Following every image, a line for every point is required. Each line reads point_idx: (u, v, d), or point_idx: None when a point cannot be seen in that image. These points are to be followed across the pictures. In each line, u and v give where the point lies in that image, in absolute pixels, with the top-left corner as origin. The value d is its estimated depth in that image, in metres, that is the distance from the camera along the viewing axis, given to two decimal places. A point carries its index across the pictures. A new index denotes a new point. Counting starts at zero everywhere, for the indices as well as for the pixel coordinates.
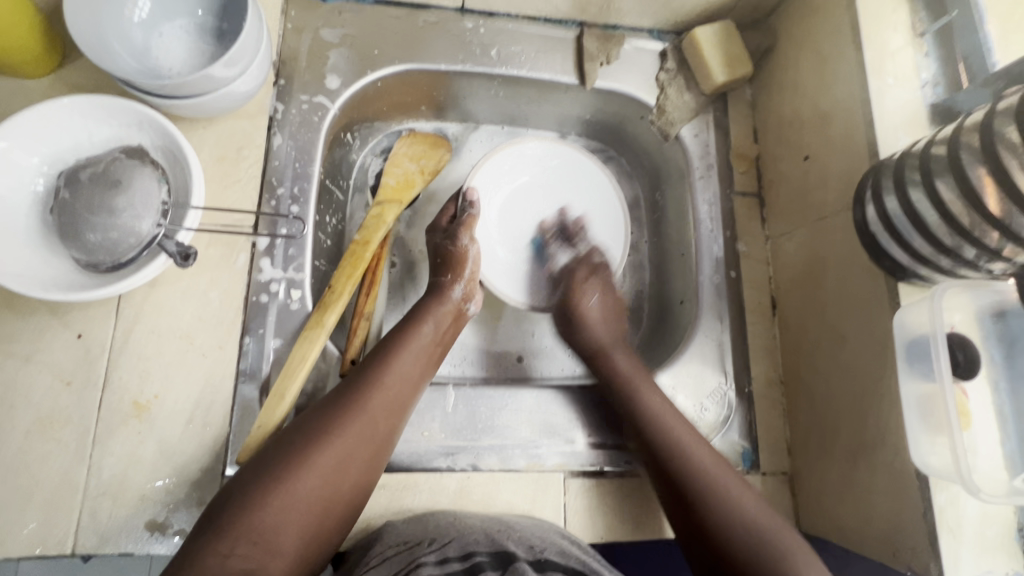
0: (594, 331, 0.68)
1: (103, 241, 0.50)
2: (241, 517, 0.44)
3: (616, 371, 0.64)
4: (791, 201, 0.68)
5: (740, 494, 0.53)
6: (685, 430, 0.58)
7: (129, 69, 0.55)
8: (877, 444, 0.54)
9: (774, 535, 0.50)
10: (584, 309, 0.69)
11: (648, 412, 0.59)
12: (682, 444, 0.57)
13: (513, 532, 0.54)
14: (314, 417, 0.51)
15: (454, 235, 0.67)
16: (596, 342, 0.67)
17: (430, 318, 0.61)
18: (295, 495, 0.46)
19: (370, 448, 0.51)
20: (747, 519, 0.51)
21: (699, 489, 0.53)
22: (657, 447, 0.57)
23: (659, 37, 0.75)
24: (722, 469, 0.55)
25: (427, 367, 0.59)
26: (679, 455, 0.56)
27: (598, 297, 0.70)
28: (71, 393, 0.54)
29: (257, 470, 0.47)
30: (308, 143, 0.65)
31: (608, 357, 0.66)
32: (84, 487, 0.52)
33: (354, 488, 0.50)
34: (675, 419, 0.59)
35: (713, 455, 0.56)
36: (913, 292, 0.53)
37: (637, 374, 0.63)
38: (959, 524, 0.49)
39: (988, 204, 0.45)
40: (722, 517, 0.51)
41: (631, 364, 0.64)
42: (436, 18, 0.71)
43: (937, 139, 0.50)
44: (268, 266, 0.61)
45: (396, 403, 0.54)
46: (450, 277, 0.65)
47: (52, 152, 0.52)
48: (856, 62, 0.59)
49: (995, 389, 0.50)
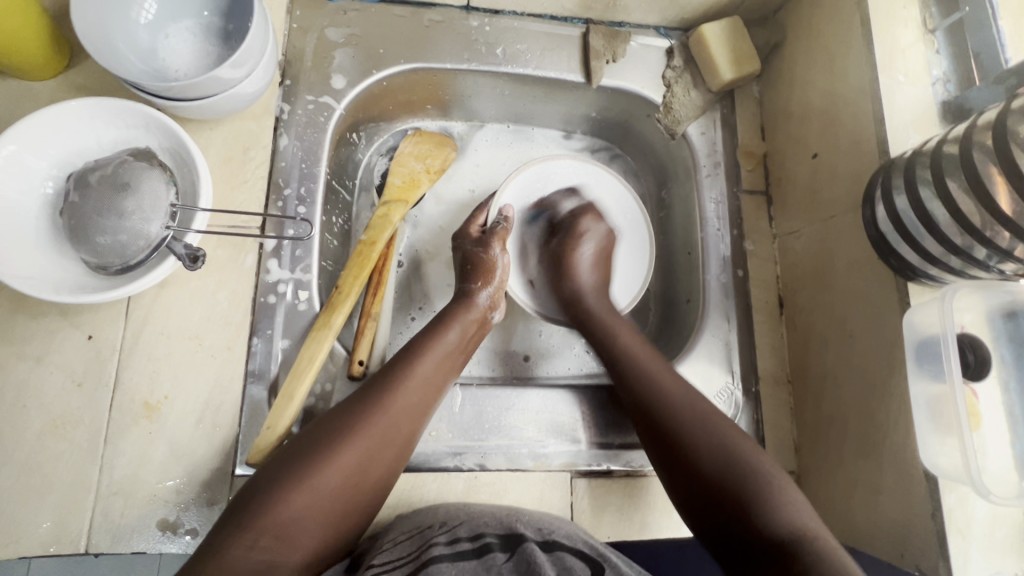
0: (578, 278, 0.69)
1: (113, 244, 0.50)
2: (264, 511, 0.45)
3: (591, 318, 0.66)
4: (799, 200, 0.67)
5: (720, 430, 0.53)
6: (664, 374, 0.58)
7: (136, 71, 0.55)
8: (885, 444, 0.54)
9: (754, 468, 0.50)
10: (578, 255, 0.70)
11: (627, 358, 0.60)
12: (661, 386, 0.57)
13: (522, 517, 0.55)
14: (340, 417, 0.51)
15: (485, 244, 0.67)
16: (579, 289, 0.69)
17: (456, 324, 0.61)
18: (318, 492, 0.47)
19: (392, 449, 0.52)
20: (726, 454, 0.51)
21: (677, 430, 0.53)
22: (636, 390, 0.57)
23: (666, 34, 0.75)
24: (704, 408, 0.55)
25: (450, 372, 0.59)
26: (656, 396, 0.56)
27: (594, 246, 0.71)
28: (83, 393, 0.54)
29: (282, 466, 0.48)
30: (315, 143, 0.65)
31: (581, 307, 0.68)
32: (96, 486, 0.53)
33: (375, 487, 0.50)
34: (653, 362, 0.59)
35: (690, 394, 0.56)
36: (923, 292, 0.52)
37: (613, 325, 0.64)
38: (967, 525, 0.49)
39: (998, 201, 0.44)
40: (701, 452, 0.51)
41: (603, 313, 0.66)
42: (442, 16, 0.70)
43: (949, 137, 0.49)
44: (275, 267, 0.61)
45: (419, 407, 0.54)
46: (479, 285, 0.65)
47: (61, 155, 0.52)
48: (867, 59, 0.58)
49: (1005, 390, 0.50)
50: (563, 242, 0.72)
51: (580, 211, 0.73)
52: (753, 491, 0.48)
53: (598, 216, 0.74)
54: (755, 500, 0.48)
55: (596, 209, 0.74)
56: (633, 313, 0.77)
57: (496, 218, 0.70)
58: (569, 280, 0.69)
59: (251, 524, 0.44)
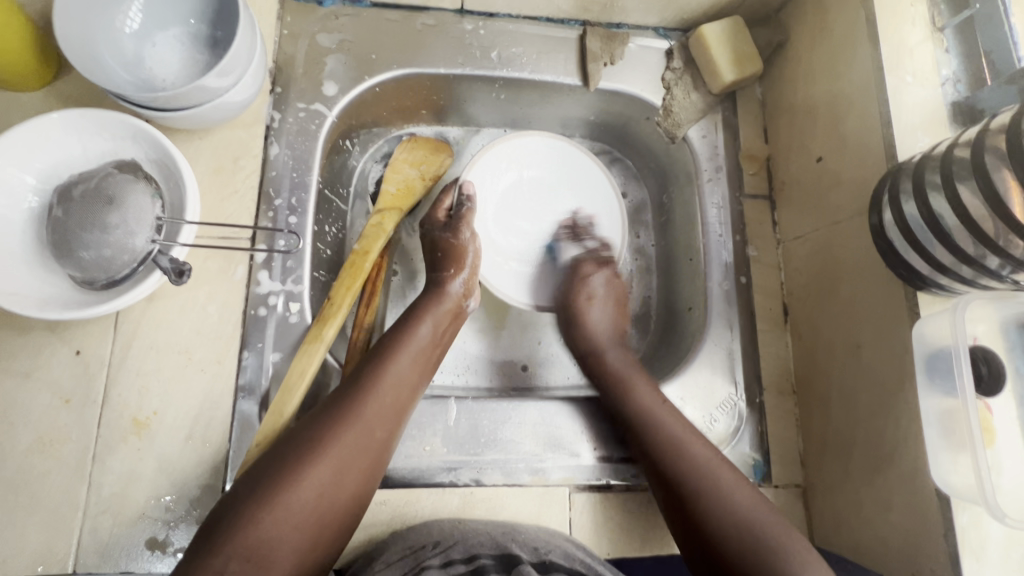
0: (591, 333, 0.68)
1: (97, 259, 0.50)
2: (234, 531, 0.43)
3: (609, 376, 0.64)
4: (804, 205, 0.65)
5: (739, 497, 0.51)
6: (681, 427, 0.57)
7: (123, 82, 0.54)
8: (895, 460, 0.52)
9: (771, 536, 0.48)
10: (589, 315, 0.69)
11: (647, 418, 0.58)
12: (677, 445, 0.55)
13: (518, 535, 0.54)
14: (313, 424, 0.50)
15: (454, 228, 0.67)
16: (591, 347, 0.67)
17: (430, 316, 0.60)
18: (291, 507, 0.45)
19: (367, 455, 0.50)
20: (742, 519, 0.49)
21: (696, 500, 0.51)
22: (652, 445, 0.56)
23: (665, 35, 0.73)
24: (720, 470, 0.53)
25: (425, 369, 0.58)
26: (675, 458, 0.54)
27: (603, 304, 0.70)
28: (71, 411, 0.54)
29: (253, 481, 0.46)
30: (306, 151, 0.63)
31: (601, 364, 0.65)
32: (84, 505, 0.52)
33: (351, 497, 0.49)
34: (672, 418, 0.57)
35: (710, 457, 0.54)
36: (933, 302, 0.50)
37: (634, 383, 0.61)
38: (982, 546, 0.47)
39: (1014, 211, 0.42)
40: (716, 520, 0.50)
41: (623, 365, 0.64)
42: (435, 20, 0.69)
43: (959, 142, 0.47)
44: (266, 278, 0.60)
45: (393, 407, 0.53)
46: (452, 272, 0.64)
47: (46, 168, 0.51)
48: (872, 59, 0.56)
49: (1021, 404, 0.48)
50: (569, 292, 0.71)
51: (584, 257, 0.73)
52: (772, 561, 0.47)
53: (603, 262, 0.72)
54: (773, 566, 0.46)
55: (603, 258, 0.73)
56: (634, 320, 0.76)
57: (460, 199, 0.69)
58: (582, 338, 0.68)
59: (221, 546, 0.43)
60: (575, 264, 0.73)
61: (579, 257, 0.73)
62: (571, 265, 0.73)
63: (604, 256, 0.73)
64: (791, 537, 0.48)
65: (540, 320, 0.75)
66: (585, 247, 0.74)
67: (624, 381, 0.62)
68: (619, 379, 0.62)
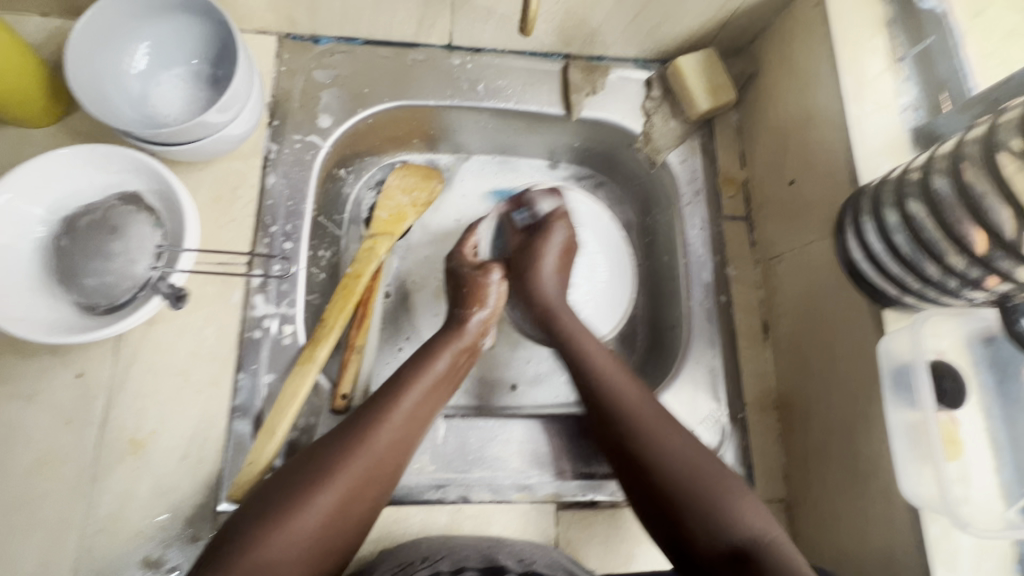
0: (543, 287, 0.67)
1: (99, 286, 0.54)
2: (239, 554, 0.44)
3: (558, 331, 0.65)
4: (779, 225, 0.68)
5: (684, 449, 0.53)
6: (631, 387, 0.58)
7: (128, 119, 0.58)
8: (869, 473, 0.54)
9: (718, 488, 0.50)
10: (541, 266, 0.68)
11: (590, 365, 0.60)
12: (625, 399, 0.56)
13: (504, 548, 0.55)
14: (320, 455, 0.51)
15: (484, 268, 0.68)
16: (546, 300, 0.67)
17: (447, 350, 0.61)
18: (296, 533, 0.47)
19: (375, 484, 0.52)
20: (690, 468, 0.51)
21: (638, 448, 0.53)
22: (603, 403, 0.57)
23: (644, 66, 0.77)
24: (673, 430, 0.54)
25: (437, 405, 0.59)
26: (627, 418, 0.55)
27: (555, 251, 0.69)
28: (71, 432, 0.55)
29: (261, 503, 0.48)
30: (301, 180, 0.66)
31: (554, 320, 0.65)
32: (81, 524, 0.53)
33: (356, 523, 0.50)
34: (621, 379, 0.58)
35: (661, 414, 0.55)
36: (899, 318, 0.52)
37: (581, 336, 0.63)
38: (956, 558, 0.48)
39: (973, 242, 0.44)
40: (664, 470, 0.52)
41: (575, 324, 0.64)
42: (424, 55, 0.73)
43: (913, 166, 0.50)
44: (261, 302, 0.62)
45: (404, 439, 0.55)
46: (474, 309, 0.65)
47: (54, 200, 0.54)
48: (836, 89, 0.60)
49: (988, 416, 0.49)
50: (530, 240, 0.70)
51: (555, 211, 0.72)
52: (710, 502, 0.49)
53: (567, 220, 0.72)
54: (716, 517, 0.49)
55: (562, 214, 0.72)
56: (622, 339, 0.77)
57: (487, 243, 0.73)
58: (536, 288, 0.67)
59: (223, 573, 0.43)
60: (548, 218, 0.71)
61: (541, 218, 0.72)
62: (538, 220, 0.72)
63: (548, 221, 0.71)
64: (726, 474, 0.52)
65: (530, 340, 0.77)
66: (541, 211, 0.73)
67: (575, 332, 0.63)
68: (573, 328, 0.64)
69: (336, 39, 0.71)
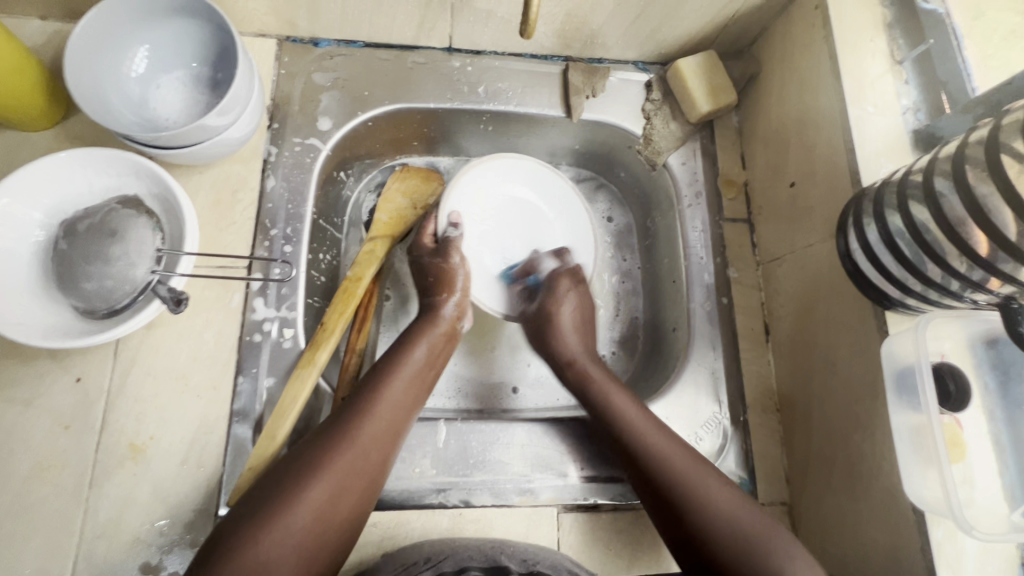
0: (567, 344, 0.67)
1: (99, 289, 0.52)
2: (233, 554, 0.44)
3: (587, 385, 0.63)
4: (780, 227, 0.68)
5: (734, 512, 0.53)
6: (665, 440, 0.57)
7: (128, 123, 0.58)
8: (872, 475, 0.54)
9: (770, 543, 0.51)
10: (558, 314, 0.67)
11: (622, 423, 0.59)
12: (664, 454, 0.56)
13: (507, 549, 0.55)
14: (307, 450, 0.51)
15: (444, 252, 0.66)
16: (573, 355, 0.66)
17: (425, 340, 0.62)
18: (288, 530, 0.46)
19: (363, 477, 0.52)
20: (742, 532, 0.51)
21: (687, 512, 0.53)
22: (646, 465, 0.56)
23: (644, 68, 0.77)
24: (721, 486, 0.54)
25: (420, 392, 0.59)
26: (668, 477, 0.55)
27: (571, 310, 0.68)
28: (70, 437, 0.55)
29: (252, 503, 0.48)
30: (301, 183, 0.66)
31: (578, 368, 0.65)
32: (80, 529, 0.53)
33: (347, 520, 0.50)
34: (660, 436, 0.58)
35: (705, 473, 0.55)
36: (901, 321, 0.53)
37: (612, 391, 0.62)
38: (959, 560, 0.48)
39: (975, 244, 0.44)
40: (718, 538, 0.51)
41: (603, 377, 0.64)
42: (424, 58, 0.73)
43: (914, 168, 0.50)
44: (261, 305, 0.62)
45: (389, 431, 0.54)
46: (443, 295, 0.65)
47: (53, 204, 0.54)
48: (836, 91, 0.60)
49: (991, 418, 0.49)
50: (540, 304, 0.69)
51: (557, 271, 0.71)
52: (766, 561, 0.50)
53: (575, 276, 0.71)
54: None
55: (575, 272, 0.71)
56: (622, 341, 0.77)
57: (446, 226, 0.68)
58: (556, 344, 0.67)
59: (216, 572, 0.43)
60: (551, 279, 0.70)
61: (553, 274, 0.71)
62: (542, 284, 0.71)
63: (575, 271, 0.71)
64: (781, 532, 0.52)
65: (531, 343, 0.77)
66: (552, 269, 0.72)
67: (601, 389, 0.62)
68: (598, 389, 0.62)
69: (336, 41, 0.71)
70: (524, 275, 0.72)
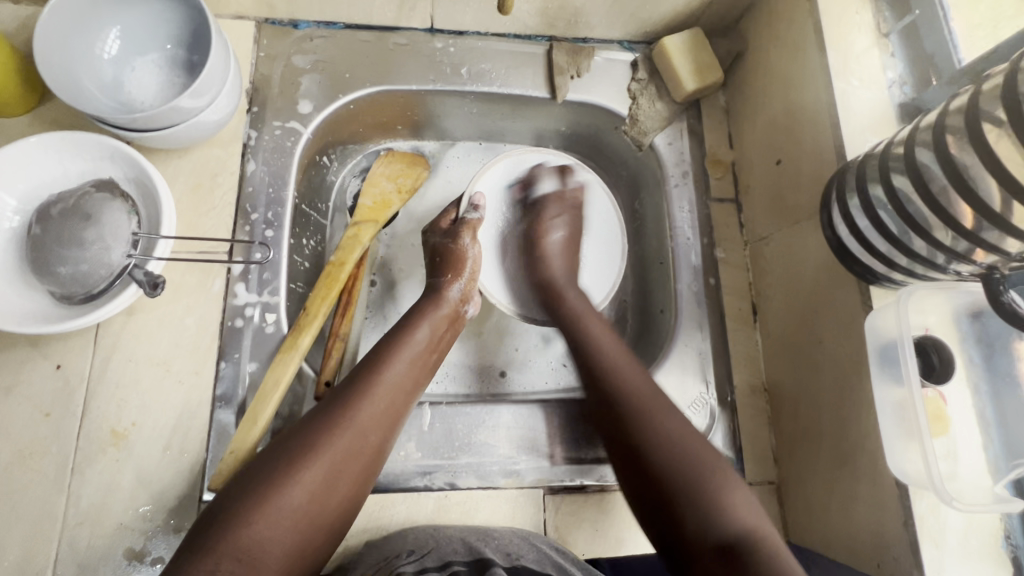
0: (551, 266, 0.68)
1: (74, 274, 0.52)
2: (230, 530, 0.44)
3: (568, 313, 0.64)
4: (767, 206, 0.67)
5: (676, 433, 0.52)
6: (631, 367, 0.57)
7: (102, 106, 0.57)
8: (856, 451, 0.53)
9: (708, 471, 0.49)
10: (547, 242, 0.70)
11: (592, 350, 0.59)
12: (624, 376, 0.56)
13: (491, 541, 0.54)
14: (304, 431, 0.50)
15: (455, 234, 0.67)
16: (551, 280, 0.68)
17: (427, 320, 0.61)
18: (284, 509, 0.46)
19: (362, 459, 0.51)
20: (680, 459, 0.50)
21: (635, 421, 0.53)
22: (604, 382, 0.56)
23: (630, 47, 0.75)
24: (670, 412, 0.53)
25: (422, 373, 0.59)
26: (620, 391, 0.55)
27: (563, 232, 0.71)
28: (51, 424, 0.55)
29: (248, 480, 0.47)
30: (282, 167, 0.66)
31: (557, 298, 0.66)
32: (63, 516, 0.53)
33: (345, 499, 0.50)
34: (626, 365, 0.58)
35: (658, 396, 0.55)
36: (886, 295, 0.52)
37: (586, 319, 0.63)
38: (942, 533, 0.48)
39: (960, 217, 0.43)
40: (659, 457, 0.50)
41: (580, 306, 0.64)
42: (406, 39, 0.72)
43: (897, 140, 0.49)
44: (243, 290, 0.61)
45: (390, 411, 0.54)
46: (450, 278, 0.65)
47: (28, 189, 0.53)
48: (821, 64, 0.59)
49: (975, 392, 0.49)
50: (530, 226, 0.71)
51: (550, 194, 0.72)
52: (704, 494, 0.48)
53: (569, 177, 0.73)
54: (704, 502, 0.47)
55: (565, 191, 0.72)
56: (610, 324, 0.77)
57: (467, 208, 0.69)
58: (540, 269, 0.69)
59: (211, 548, 0.43)
60: (540, 203, 0.72)
61: (547, 195, 0.72)
62: (537, 201, 0.72)
63: (572, 195, 0.72)
64: (717, 458, 0.51)
65: (518, 326, 0.76)
66: (560, 182, 0.72)
67: (579, 316, 0.63)
68: (575, 313, 0.64)
69: (315, 23, 0.70)
70: (520, 190, 0.73)
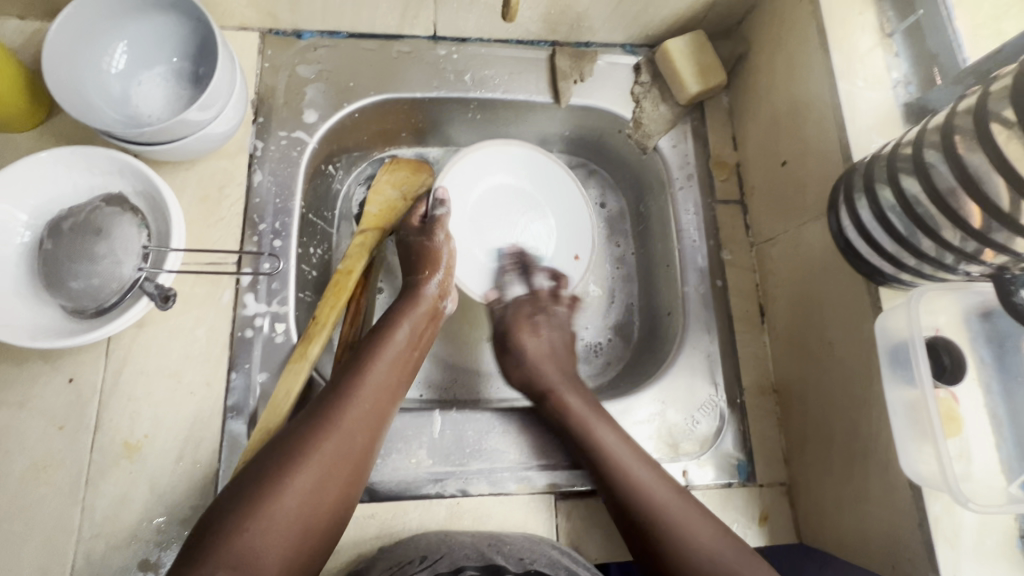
0: (543, 370, 0.66)
1: (86, 288, 0.52)
2: (222, 541, 0.45)
3: (571, 420, 0.60)
4: (772, 208, 0.67)
5: (706, 553, 0.51)
6: (645, 467, 0.56)
7: (110, 120, 0.57)
8: (868, 453, 0.53)
9: None
10: (524, 344, 0.67)
11: (612, 467, 0.56)
12: (639, 482, 0.55)
13: (504, 546, 0.54)
14: (290, 438, 0.50)
15: (428, 231, 0.67)
16: (551, 386, 0.64)
17: (407, 319, 0.61)
18: (276, 516, 0.46)
19: (350, 461, 0.51)
20: (713, 570, 0.50)
21: (658, 536, 0.53)
22: (621, 494, 0.55)
23: (632, 51, 0.76)
24: (697, 518, 0.53)
25: (405, 371, 0.59)
26: (641, 499, 0.54)
27: (551, 341, 0.68)
28: (64, 437, 0.55)
29: (239, 489, 0.47)
30: (288, 178, 0.66)
31: (561, 404, 0.62)
32: (78, 529, 0.53)
33: (338, 502, 0.50)
34: (640, 467, 0.56)
35: (683, 507, 0.54)
36: (895, 296, 0.52)
37: (594, 425, 0.59)
38: (956, 534, 0.48)
39: (968, 217, 0.43)
40: (685, 564, 0.51)
41: (584, 409, 0.61)
42: (410, 47, 0.72)
43: (903, 141, 0.49)
44: (252, 301, 0.62)
45: (374, 412, 0.54)
46: (427, 274, 0.65)
47: (38, 204, 0.54)
48: (825, 64, 0.59)
49: (987, 392, 0.49)
50: (509, 329, 0.69)
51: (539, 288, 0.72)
52: None
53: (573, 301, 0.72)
54: None
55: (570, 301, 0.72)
56: (617, 328, 0.77)
57: (434, 202, 0.69)
58: (535, 377, 0.65)
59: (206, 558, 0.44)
60: (529, 297, 0.71)
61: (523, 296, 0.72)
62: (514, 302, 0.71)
63: (549, 295, 0.72)
64: (749, 558, 0.51)
65: None
66: (530, 286, 0.73)
67: (585, 425, 0.59)
68: (579, 422, 0.60)
69: (319, 33, 0.70)
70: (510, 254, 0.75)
